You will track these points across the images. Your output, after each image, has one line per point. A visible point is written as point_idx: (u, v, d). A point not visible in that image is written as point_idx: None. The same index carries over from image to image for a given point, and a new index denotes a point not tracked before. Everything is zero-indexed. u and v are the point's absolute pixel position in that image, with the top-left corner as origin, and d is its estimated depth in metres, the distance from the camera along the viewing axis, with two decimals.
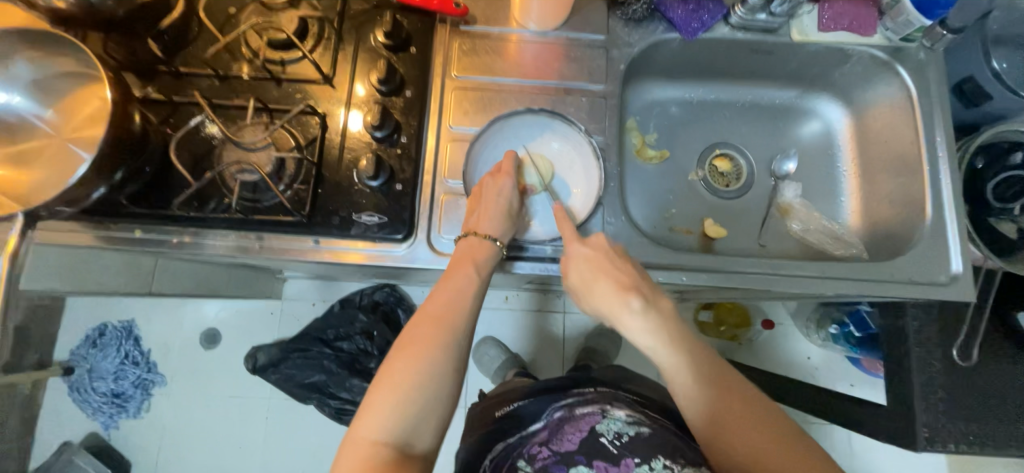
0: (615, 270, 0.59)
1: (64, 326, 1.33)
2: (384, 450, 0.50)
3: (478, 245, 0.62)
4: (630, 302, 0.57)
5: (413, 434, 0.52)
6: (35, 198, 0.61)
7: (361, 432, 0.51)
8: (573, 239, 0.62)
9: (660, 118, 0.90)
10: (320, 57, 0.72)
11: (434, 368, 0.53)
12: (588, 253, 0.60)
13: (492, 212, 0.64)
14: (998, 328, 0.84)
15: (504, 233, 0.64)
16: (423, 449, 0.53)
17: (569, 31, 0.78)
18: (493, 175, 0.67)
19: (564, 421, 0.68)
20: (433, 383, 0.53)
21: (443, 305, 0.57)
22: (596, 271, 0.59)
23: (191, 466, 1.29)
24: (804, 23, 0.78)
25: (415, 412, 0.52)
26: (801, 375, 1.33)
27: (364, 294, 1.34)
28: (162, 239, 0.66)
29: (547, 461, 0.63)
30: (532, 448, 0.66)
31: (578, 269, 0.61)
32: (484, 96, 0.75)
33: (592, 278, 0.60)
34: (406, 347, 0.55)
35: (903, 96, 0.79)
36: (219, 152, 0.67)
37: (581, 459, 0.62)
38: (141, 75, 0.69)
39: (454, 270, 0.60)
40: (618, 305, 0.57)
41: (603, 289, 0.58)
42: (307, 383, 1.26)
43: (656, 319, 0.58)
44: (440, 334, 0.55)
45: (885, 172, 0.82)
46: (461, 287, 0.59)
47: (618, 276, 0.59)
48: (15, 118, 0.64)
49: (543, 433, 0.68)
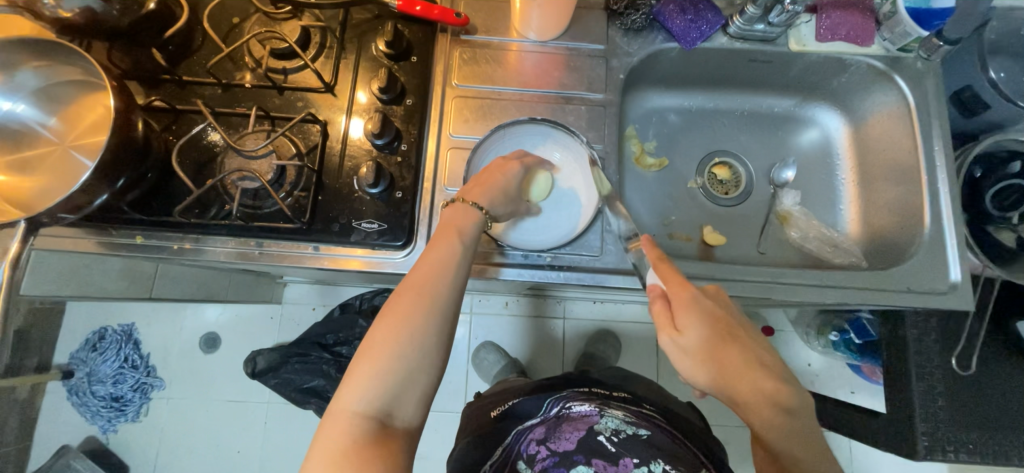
0: (747, 344, 0.52)
1: (64, 329, 1.33)
2: (365, 421, 0.49)
3: (462, 212, 0.61)
4: (769, 387, 0.49)
5: (394, 404, 0.51)
6: (38, 205, 0.62)
7: (342, 403, 0.50)
8: (688, 287, 0.54)
9: (660, 126, 0.91)
10: (322, 66, 0.73)
11: (413, 335, 0.52)
12: (712, 314, 0.53)
13: (489, 186, 0.63)
14: (999, 337, 0.84)
15: (492, 206, 0.63)
16: (406, 421, 0.51)
17: (569, 41, 0.79)
18: (504, 159, 0.66)
19: (561, 420, 0.74)
20: (414, 350, 0.52)
21: (425, 274, 0.56)
22: (723, 336, 0.51)
23: (190, 471, 1.29)
24: (802, 33, 0.79)
25: (396, 380, 0.51)
26: (801, 380, 1.33)
27: (364, 299, 1.33)
28: (163, 246, 0.66)
29: (546, 462, 0.70)
30: (531, 448, 0.72)
31: (701, 330, 0.51)
32: (485, 104, 0.75)
33: (719, 346, 0.51)
34: (386, 317, 0.53)
35: (901, 105, 0.80)
36: (221, 159, 0.68)
37: (579, 458, 0.70)
38: (145, 84, 0.70)
39: (438, 239, 0.59)
40: (756, 388, 0.49)
41: (736, 363, 0.50)
42: (306, 388, 1.24)
43: (790, 412, 0.50)
44: (421, 303, 0.54)
45: (885, 181, 0.82)
46: (444, 255, 0.57)
47: (749, 350, 0.51)
48: (18, 125, 0.64)
49: (540, 429, 0.74)
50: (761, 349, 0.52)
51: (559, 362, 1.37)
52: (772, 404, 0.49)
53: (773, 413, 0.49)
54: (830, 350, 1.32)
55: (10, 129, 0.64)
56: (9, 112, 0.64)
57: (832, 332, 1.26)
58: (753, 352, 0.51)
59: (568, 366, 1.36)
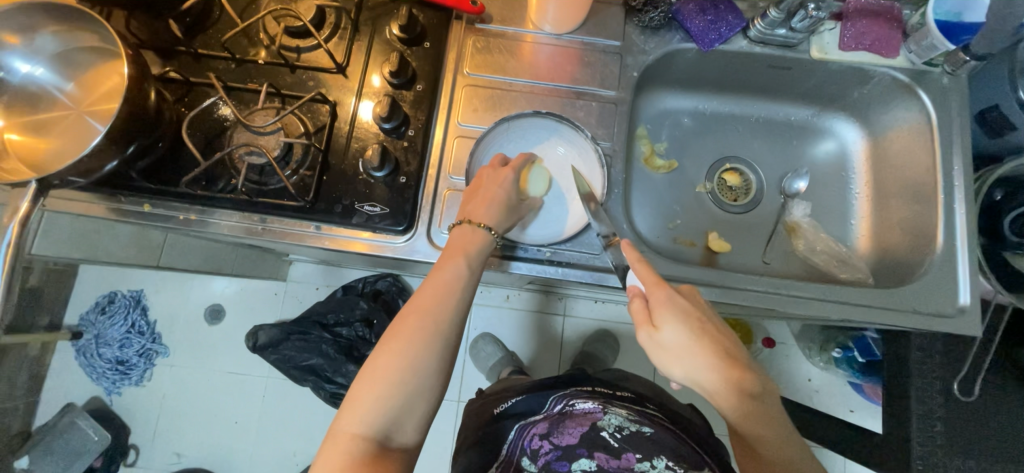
0: (719, 339, 0.52)
1: (76, 291, 1.37)
2: (363, 443, 0.50)
3: (471, 234, 0.61)
4: (737, 380, 0.50)
5: (393, 428, 0.52)
6: (50, 167, 0.63)
7: (343, 425, 0.51)
8: (663, 286, 0.55)
9: (672, 128, 0.89)
10: (335, 46, 0.73)
11: (416, 361, 0.53)
12: (687, 310, 0.53)
13: (491, 203, 0.63)
14: (1004, 365, 0.82)
15: (499, 224, 0.63)
16: (403, 442, 0.53)
17: (585, 35, 0.78)
18: (495, 167, 0.66)
19: (564, 416, 0.70)
20: (416, 375, 0.53)
21: (430, 297, 0.56)
22: (698, 333, 0.52)
23: (187, 437, 1.32)
24: (824, 41, 0.77)
25: (397, 405, 0.52)
26: (799, 396, 1.30)
27: (366, 282, 1.37)
28: (169, 215, 0.67)
29: (549, 457, 0.65)
30: (533, 443, 0.68)
31: (675, 327, 0.52)
32: (495, 94, 0.75)
33: (693, 343, 0.52)
34: (390, 339, 0.54)
35: (922, 120, 0.77)
36: (230, 133, 0.68)
37: (582, 452, 0.63)
38: (162, 54, 0.71)
39: (443, 260, 0.59)
40: (723, 380, 0.50)
41: (707, 359, 0.51)
42: (304, 366, 1.25)
43: (757, 400, 0.51)
44: (426, 327, 0.55)
45: (899, 198, 0.80)
46: (450, 278, 0.58)
47: (721, 344, 0.52)
48: (36, 88, 0.66)
49: (542, 425, 0.70)
50: (730, 342, 0.53)
51: (557, 358, 1.37)
52: (745, 401, 0.50)
53: (747, 408, 0.50)
54: (832, 366, 1.29)
55: (29, 90, 0.66)
56: (29, 74, 0.65)
57: (835, 349, 1.25)
58: (724, 346, 0.52)
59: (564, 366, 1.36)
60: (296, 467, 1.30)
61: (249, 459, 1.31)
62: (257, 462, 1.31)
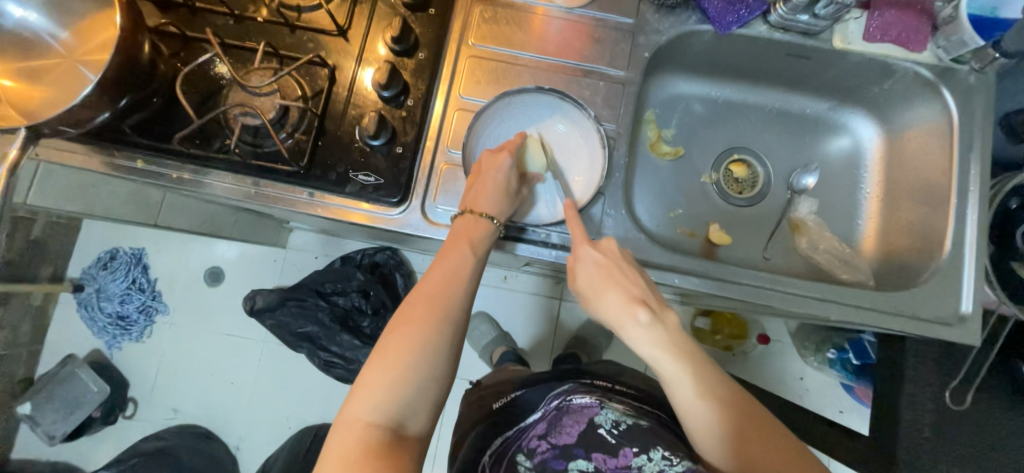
0: (626, 280, 0.55)
1: (79, 245, 1.38)
2: (376, 431, 0.49)
3: (474, 223, 0.60)
4: (637, 314, 0.53)
5: (406, 415, 0.50)
6: (42, 115, 0.62)
7: (355, 412, 0.49)
8: (582, 240, 0.59)
9: (682, 114, 0.87)
10: (337, 8, 0.70)
11: (427, 347, 0.52)
12: (598, 256, 0.57)
13: (490, 189, 0.62)
14: (998, 377, 0.81)
15: (502, 212, 0.62)
16: (417, 431, 0.51)
17: (596, 11, 0.75)
18: (492, 152, 0.64)
19: (561, 412, 0.64)
20: (428, 362, 0.52)
21: (436, 284, 0.55)
22: (605, 275, 0.56)
23: (184, 394, 1.35)
24: (848, 30, 0.73)
25: (409, 392, 0.50)
26: (789, 393, 1.28)
27: (365, 254, 1.36)
28: (163, 174, 0.66)
29: (546, 455, 0.59)
30: (530, 442, 0.62)
31: (587, 273, 0.57)
32: (499, 67, 0.72)
33: (601, 285, 0.56)
34: (400, 326, 0.53)
35: (942, 120, 0.74)
36: (226, 92, 0.67)
37: (580, 452, 0.57)
38: (159, 7, 0.69)
39: (449, 249, 0.58)
40: (625, 317, 0.54)
41: (610, 298, 0.55)
42: (300, 332, 1.27)
43: (666, 337, 0.53)
44: (434, 313, 0.54)
45: (912, 200, 0.78)
46: (456, 266, 0.57)
47: (629, 286, 0.55)
48: (30, 34, 0.64)
49: (541, 425, 0.64)
50: (641, 285, 0.56)
51: (551, 341, 1.36)
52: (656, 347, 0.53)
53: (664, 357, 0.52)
54: (825, 367, 1.27)
55: (23, 36, 0.64)
56: (23, 19, 0.64)
57: (829, 349, 1.24)
58: (634, 290, 0.55)
59: (557, 352, 1.36)
60: (289, 430, 1.32)
61: (244, 420, 1.33)
62: (251, 423, 1.33)
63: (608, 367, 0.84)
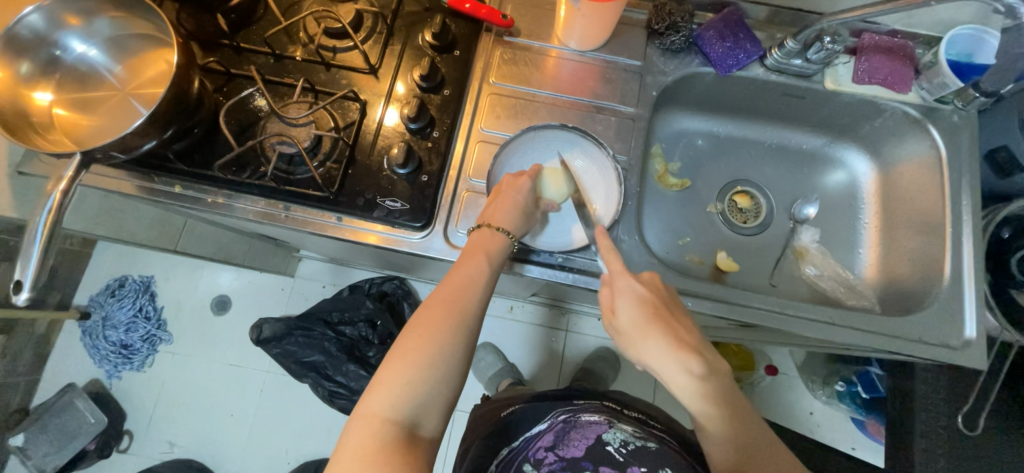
0: (672, 323, 0.55)
1: (88, 273, 1.39)
2: (391, 428, 0.49)
3: (490, 236, 0.63)
4: (688, 364, 0.52)
5: (421, 415, 0.51)
6: (90, 143, 0.66)
7: (371, 408, 0.50)
8: (624, 273, 0.57)
9: (686, 149, 0.92)
10: (369, 49, 0.77)
11: (443, 348, 0.53)
12: (643, 294, 0.56)
13: (508, 207, 0.65)
14: (1006, 406, 0.81)
15: (518, 229, 0.65)
16: (429, 433, 0.52)
17: (606, 54, 0.81)
18: (514, 175, 0.68)
19: (569, 426, 0.65)
20: (444, 364, 0.53)
21: (455, 290, 0.58)
22: (651, 318, 0.54)
23: (182, 426, 1.31)
24: (838, 73, 0.80)
25: (424, 392, 0.51)
26: (799, 427, 1.27)
27: (373, 283, 1.37)
28: (197, 198, 0.70)
29: (554, 467, 0.60)
30: (538, 453, 0.63)
31: (630, 311, 0.56)
32: (518, 104, 0.78)
33: (646, 327, 0.55)
34: (419, 327, 0.54)
35: (931, 155, 0.80)
36: (264, 123, 0.71)
37: (588, 465, 0.58)
38: (205, 46, 0.76)
39: (465, 259, 0.61)
40: (673, 363, 0.53)
41: (658, 343, 0.53)
42: (305, 362, 1.25)
43: (710, 385, 0.53)
44: (452, 316, 0.55)
45: (908, 229, 0.82)
46: (472, 275, 0.59)
47: (677, 332, 0.54)
48: (87, 67, 0.70)
49: (548, 437, 0.64)
50: (687, 330, 0.55)
51: (557, 373, 1.36)
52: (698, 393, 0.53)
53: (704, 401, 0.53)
54: (834, 400, 1.26)
55: (80, 69, 0.70)
56: (82, 54, 0.70)
57: (837, 382, 1.23)
58: (680, 334, 0.54)
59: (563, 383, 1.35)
60: (288, 465, 1.28)
61: (242, 453, 1.29)
62: (249, 457, 1.29)
63: (619, 395, 0.84)
